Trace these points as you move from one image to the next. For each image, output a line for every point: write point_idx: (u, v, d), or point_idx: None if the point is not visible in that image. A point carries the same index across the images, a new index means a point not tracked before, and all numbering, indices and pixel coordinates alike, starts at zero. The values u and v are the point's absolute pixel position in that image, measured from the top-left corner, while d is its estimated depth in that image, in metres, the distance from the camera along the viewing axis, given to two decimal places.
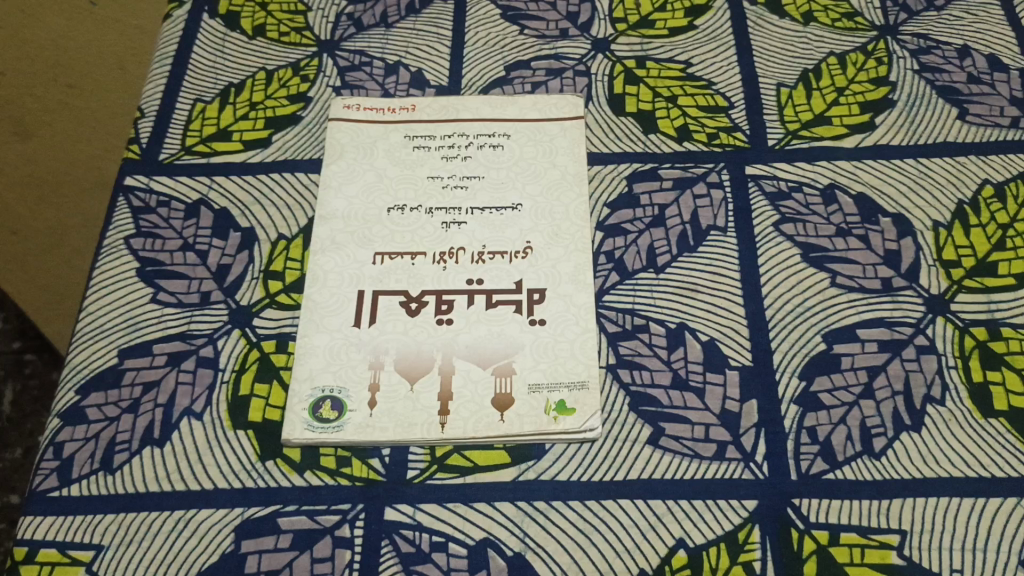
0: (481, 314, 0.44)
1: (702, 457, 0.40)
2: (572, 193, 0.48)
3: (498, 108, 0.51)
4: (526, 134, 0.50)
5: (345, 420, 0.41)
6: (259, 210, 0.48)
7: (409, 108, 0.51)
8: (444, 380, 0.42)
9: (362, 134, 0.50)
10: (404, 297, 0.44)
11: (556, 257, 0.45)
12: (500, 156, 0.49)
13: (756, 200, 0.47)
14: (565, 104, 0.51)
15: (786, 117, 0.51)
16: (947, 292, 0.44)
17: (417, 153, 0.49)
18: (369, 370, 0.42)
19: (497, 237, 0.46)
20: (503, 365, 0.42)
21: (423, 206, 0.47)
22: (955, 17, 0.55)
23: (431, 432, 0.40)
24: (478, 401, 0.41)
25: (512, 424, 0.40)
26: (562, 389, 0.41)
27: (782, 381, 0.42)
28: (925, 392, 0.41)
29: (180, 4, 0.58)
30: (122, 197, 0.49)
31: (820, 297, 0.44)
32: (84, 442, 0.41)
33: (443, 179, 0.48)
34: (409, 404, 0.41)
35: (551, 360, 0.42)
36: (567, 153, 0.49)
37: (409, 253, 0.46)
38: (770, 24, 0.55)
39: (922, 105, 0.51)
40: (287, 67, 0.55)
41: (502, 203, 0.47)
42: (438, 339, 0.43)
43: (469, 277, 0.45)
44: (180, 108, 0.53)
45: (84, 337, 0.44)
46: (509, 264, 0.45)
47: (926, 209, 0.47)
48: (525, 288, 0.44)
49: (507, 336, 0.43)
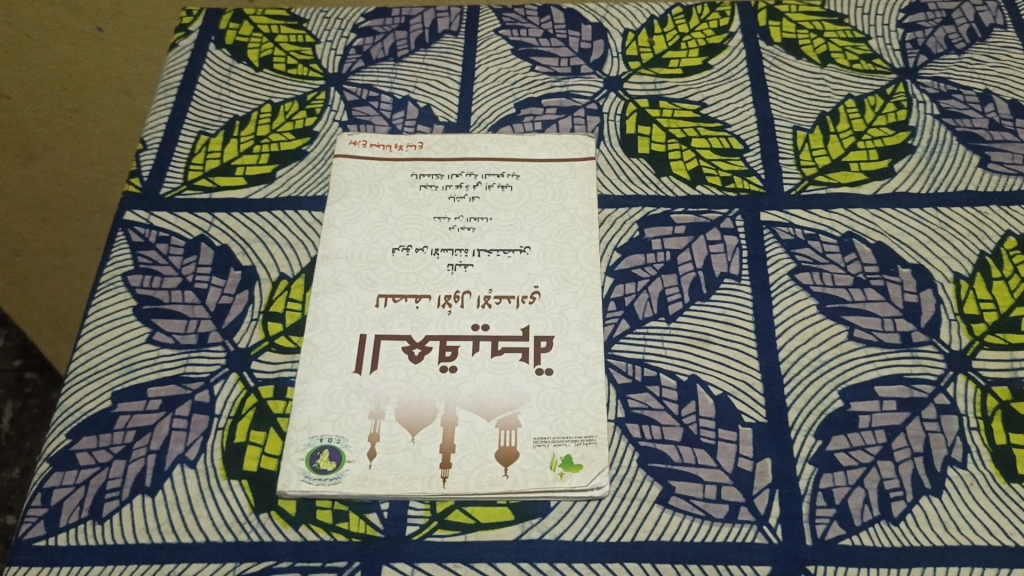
0: (486, 361, 0.42)
1: (714, 518, 0.38)
2: (581, 237, 0.46)
3: (508, 147, 0.50)
4: (536, 175, 0.49)
5: (343, 472, 0.39)
6: (261, 248, 0.47)
7: (417, 145, 0.50)
8: (447, 431, 0.40)
9: (368, 171, 0.49)
10: (407, 342, 0.43)
11: (564, 303, 0.44)
12: (509, 197, 0.48)
13: (771, 247, 0.46)
14: (576, 144, 0.50)
15: (802, 161, 0.49)
16: (969, 348, 0.42)
17: (424, 192, 0.48)
18: (368, 419, 0.41)
19: (504, 281, 0.45)
20: (508, 417, 0.41)
21: (429, 247, 0.46)
22: (976, 60, 0.54)
23: (433, 487, 0.39)
24: (482, 454, 0.40)
25: (516, 480, 0.39)
26: (569, 444, 0.40)
27: (796, 439, 0.40)
28: (946, 454, 0.39)
29: (187, 34, 0.57)
30: (121, 231, 0.48)
31: (836, 351, 0.43)
32: (73, 489, 0.40)
33: (450, 220, 0.47)
34: (410, 456, 0.40)
35: (558, 413, 0.41)
36: (578, 195, 0.48)
37: (413, 296, 0.44)
38: (786, 65, 0.54)
39: (943, 152, 0.50)
40: (294, 100, 0.54)
41: (510, 246, 0.46)
42: (441, 387, 0.42)
43: (474, 323, 0.44)
44: (183, 140, 0.52)
45: (77, 378, 0.43)
46: (516, 310, 0.44)
47: (947, 261, 0.45)
48: (532, 334, 0.43)
49: (512, 386, 0.41)
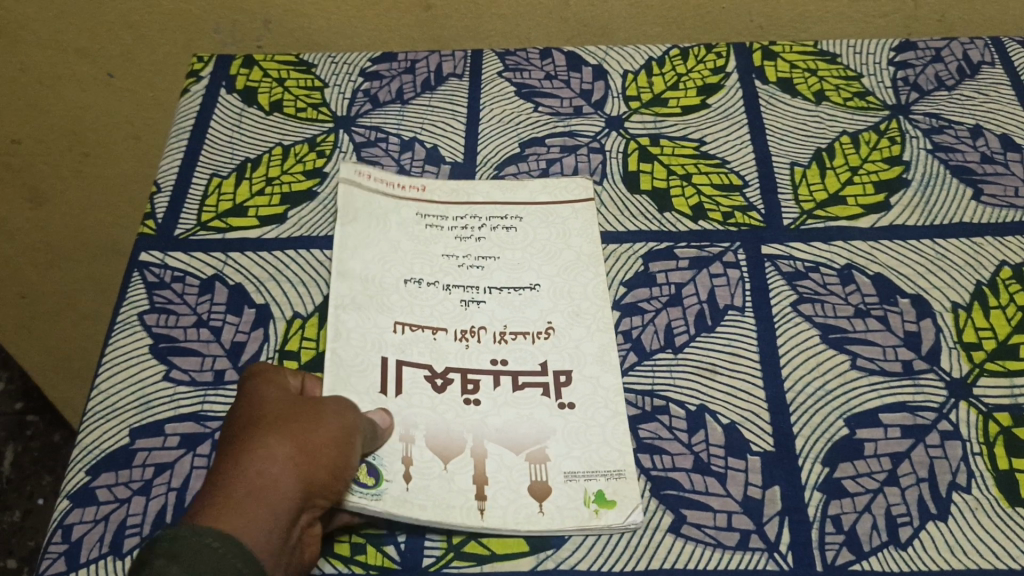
0: (508, 396, 0.43)
1: (725, 546, 0.39)
2: (588, 273, 0.48)
3: (509, 192, 0.51)
4: (539, 219, 0.50)
5: (383, 488, 0.40)
6: (274, 287, 0.48)
7: (420, 188, 0.51)
8: (478, 460, 0.41)
9: (374, 204, 0.51)
10: (429, 371, 0.44)
11: (578, 337, 0.45)
12: (512, 238, 0.49)
13: (773, 280, 0.47)
14: (576, 188, 0.52)
15: (801, 196, 0.51)
16: (969, 375, 0.43)
17: (429, 231, 0.49)
18: (399, 442, 0.42)
19: (517, 317, 0.46)
20: (536, 451, 0.41)
21: (440, 282, 0.47)
22: (967, 97, 0.56)
23: (471, 518, 0.39)
24: (514, 488, 0.40)
25: (552, 518, 0.40)
26: (599, 478, 0.41)
27: (804, 466, 0.41)
28: (950, 479, 0.40)
29: (198, 79, 0.59)
30: (136, 271, 0.49)
31: (840, 379, 0.44)
32: (93, 524, 0.40)
33: (459, 257, 0.48)
34: (444, 485, 0.40)
35: (583, 448, 0.41)
36: (581, 233, 0.49)
37: (429, 328, 0.45)
38: (782, 103, 0.56)
39: (937, 185, 0.51)
40: (304, 142, 0.55)
41: (520, 283, 0.47)
42: (467, 417, 0.42)
43: (492, 356, 0.44)
44: (196, 182, 0.53)
45: (95, 415, 0.44)
46: (532, 345, 0.45)
47: (944, 290, 0.47)
48: (551, 368, 0.44)
49: (535, 420, 0.42)
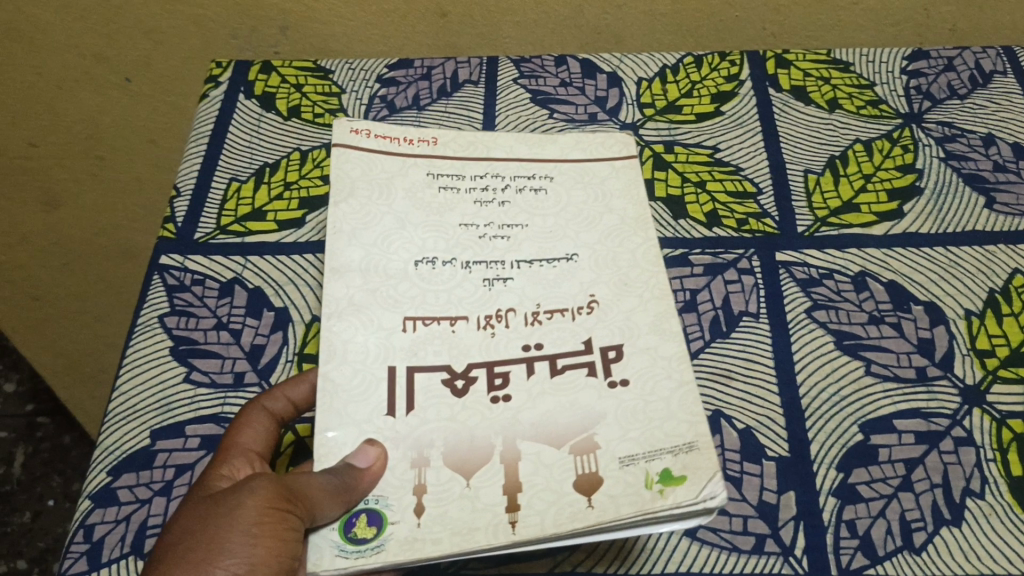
0: (546, 384, 0.41)
1: (740, 550, 0.39)
2: (637, 239, 0.47)
3: (537, 148, 0.51)
4: (571, 178, 0.49)
5: (385, 537, 0.37)
6: (293, 290, 0.48)
7: (431, 141, 0.50)
8: (508, 469, 0.39)
9: (376, 169, 0.49)
10: (447, 374, 0.42)
11: (629, 308, 0.44)
12: (545, 201, 0.48)
13: (787, 287, 0.48)
14: (614, 143, 0.51)
15: (815, 204, 0.51)
16: (982, 383, 0.44)
17: (444, 195, 0.48)
18: (412, 469, 0.39)
19: (553, 295, 0.44)
20: (583, 442, 0.39)
21: (458, 260, 0.46)
22: (979, 106, 0.56)
23: (500, 535, 0.36)
24: (557, 485, 0.38)
25: (605, 510, 0.36)
26: (664, 457, 0.38)
27: (819, 471, 0.41)
28: (964, 485, 0.41)
29: (217, 84, 0.59)
30: (157, 275, 0.49)
31: (855, 386, 0.44)
32: (115, 524, 0.41)
33: (479, 228, 0.47)
34: (466, 505, 0.38)
35: (643, 427, 0.39)
36: (622, 195, 0.49)
37: (446, 319, 0.43)
38: (796, 111, 0.56)
39: (950, 193, 0.51)
40: (321, 147, 0.55)
41: (555, 254, 0.46)
42: (494, 420, 0.40)
43: (525, 342, 0.43)
44: (216, 187, 0.54)
45: (116, 416, 0.44)
46: (572, 323, 0.43)
47: (957, 298, 0.47)
48: (597, 346, 0.42)
49: (581, 404, 0.40)
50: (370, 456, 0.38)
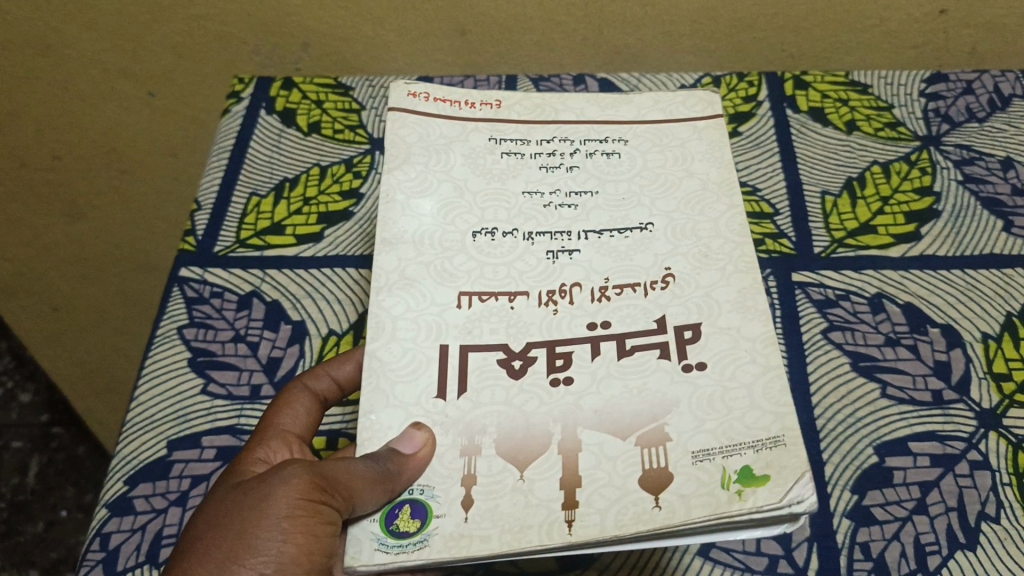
0: (612, 367, 0.41)
1: (753, 571, 0.39)
2: (721, 204, 0.46)
3: (609, 108, 0.50)
4: (646, 138, 0.49)
5: (431, 532, 0.37)
6: (310, 304, 0.49)
7: (494, 104, 0.50)
8: (567, 459, 0.38)
9: (434, 133, 0.48)
10: (504, 355, 0.41)
11: (708, 284, 0.43)
12: (619, 165, 0.48)
13: (803, 307, 0.48)
14: (695, 101, 0.50)
15: (831, 225, 0.51)
16: (999, 407, 0.44)
17: (507, 160, 0.48)
18: (461, 457, 0.39)
19: (622, 268, 0.44)
20: (655, 432, 0.39)
21: (521, 231, 0.45)
22: (998, 129, 0.56)
23: (557, 534, 0.36)
24: (621, 481, 0.37)
25: (674, 511, 0.36)
26: (746, 452, 0.37)
27: (833, 493, 0.41)
28: (979, 509, 0.40)
29: (239, 100, 0.60)
30: (176, 287, 0.50)
31: (870, 408, 0.44)
32: (130, 534, 0.41)
33: (543, 196, 0.47)
34: (519, 500, 0.37)
35: (720, 419, 0.39)
36: (703, 158, 0.48)
37: (506, 295, 0.43)
38: (813, 132, 0.57)
39: (967, 217, 0.51)
40: (340, 163, 0.56)
41: (629, 223, 0.45)
42: (554, 405, 0.40)
43: (592, 321, 0.42)
44: (236, 201, 0.54)
45: (134, 426, 0.45)
46: (645, 299, 0.43)
47: (974, 321, 0.47)
48: (672, 326, 0.42)
49: (652, 389, 0.40)
50: (416, 442, 0.38)
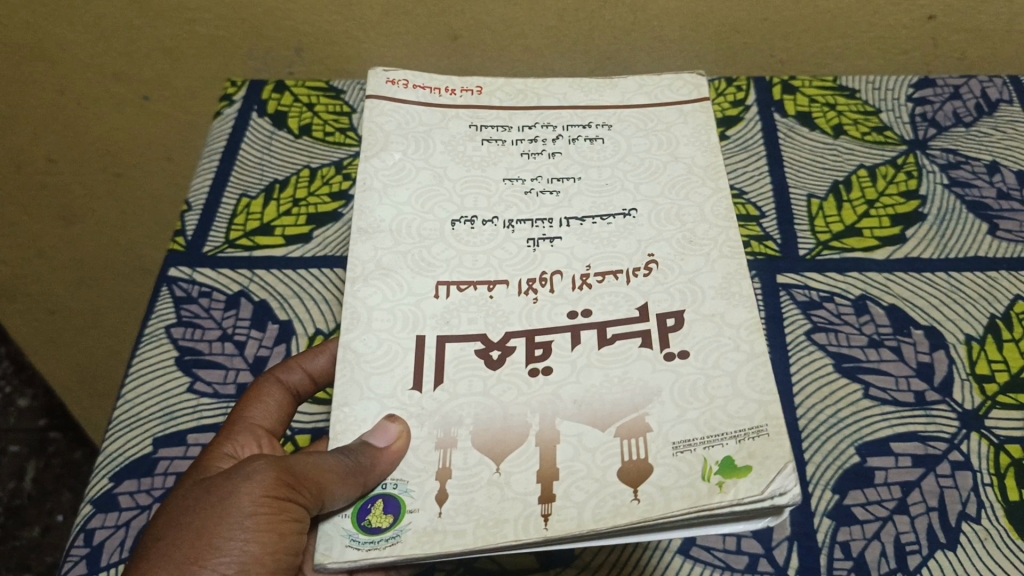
0: (592, 356, 0.42)
1: (733, 569, 0.39)
2: (706, 189, 0.47)
3: (592, 93, 0.52)
4: (629, 123, 0.51)
5: (404, 528, 0.37)
6: (298, 304, 0.49)
7: (476, 90, 0.52)
8: (545, 451, 0.39)
9: (414, 120, 0.50)
10: (482, 345, 0.42)
11: (692, 270, 0.44)
12: (602, 150, 0.50)
13: (787, 309, 0.48)
14: (682, 86, 0.52)
15: (817, 227, 0.52)
16: (981, 408, 0.44)
17: (488, 147, 0.50)
18: (437, 450, 0.40)
19: (602, 256, 0.45)
20: (637, 422, 0.39)
21: (501, 219, 0.47)
22: (984, 133, 0.57)
23: (534, 529, 0.37)
24: (599, 473, 0.38)
25: (654, 504, 0.36)
26: (729, 443, 0.38)
27: (814, 493, 0.41)
28: (960, 509, 0.40)
29: (231, 103, 0.61)
30: (165, 287, 0.50)
31: (853, 409, 0.44)
32: (114, 530, 0.41)
33: (525, 182, 0.48)
34: (496, 493, 0.38)
35: (703, 408, 0.39)
36: (688, 143, 0.49)
37: (485, 284, 0.44)
38: (800, 136, 0.57)
39: (952, 220, 0.52)
40: (330, 165, 0.56)
41: (613, 209, 0.47)
42: (532, 395, 0.41)
43: (572, 309, 0.43)
44: (226, 202, 0.54)
45: (120, 423, 0.45)
46: (627, 287, 0.44)
47: (958, 323, 0.47)
48: (655, 314, 0.43)
49: (633, 377, 0.41)
50: (391, 435, 0.39)
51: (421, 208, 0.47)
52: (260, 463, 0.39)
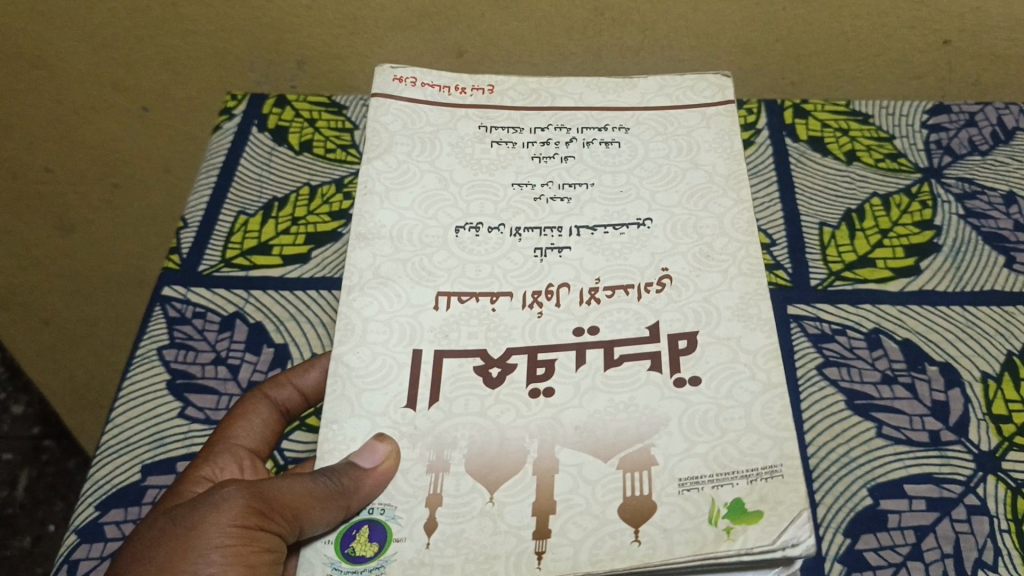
0: (596, 379, 0.41)
1: None
2: (728, 198, 0.47)
3: (607, 95, 0.51)
4: (648, 126, 0.50)
5: (388, 559, 0.37)
6: (294, 327, 0.48)
7: (488, 89, 0.51)
8: (543, 480, 0.38)
9: (421, 120, 0.50)
10: (482, 362, 0.41)
11: (708, 288, 0.43)
12: (618, 154, 0.49)
13: (798, 342, 0.47)
14: (706, 88, 0.51)
15: (829, 257, 0.50)
16: (998, 449, 0.42)
17: (497, 149, 0.49)
18: (428, 474, 0.39)
19: (612, 269, 0.44)
20: (642, 455, 0.38)
21: (508, 227, 0.46)
22: (1000, 162, 0.55)
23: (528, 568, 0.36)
24: (599, 509, 0.37)
25: (657, 549, 0.36)
26: (739, 483, 0.37)
27: (825, 536, 0.40)
28: (976, 556, 0.39)
29: (231, 117, 0.59)
30: (158, 306, 0.49)
31: (865, 448, 0.43)
32: (99, 561, 0.40)
33: (535, 188, 0.47)
34: (488, 527, 0.37)
35: (711, 442, 0.39)
36: (710, 149, 0.49)
37: (488, 297, 0.44)
38: (811, 162, 0.56)
39: (968, 251, 0.50)
40: (331, 182, 0.55)
41: (628, 219, 0.46)
42: (531, 419, 0.40)
43: (579, 326, 0.42)
44: (223, 220, 0.53)
45: (108, 450, 0.43)
46: (637, 302, 0.43)
47: (974, 359, 0.46)
48: (667, 335, 0.42)
49: (639, 404, 0.40)
50: (378, 455, 0.38)
51: (425, 213, 0.46)
52: (229, 491, 0.37)
